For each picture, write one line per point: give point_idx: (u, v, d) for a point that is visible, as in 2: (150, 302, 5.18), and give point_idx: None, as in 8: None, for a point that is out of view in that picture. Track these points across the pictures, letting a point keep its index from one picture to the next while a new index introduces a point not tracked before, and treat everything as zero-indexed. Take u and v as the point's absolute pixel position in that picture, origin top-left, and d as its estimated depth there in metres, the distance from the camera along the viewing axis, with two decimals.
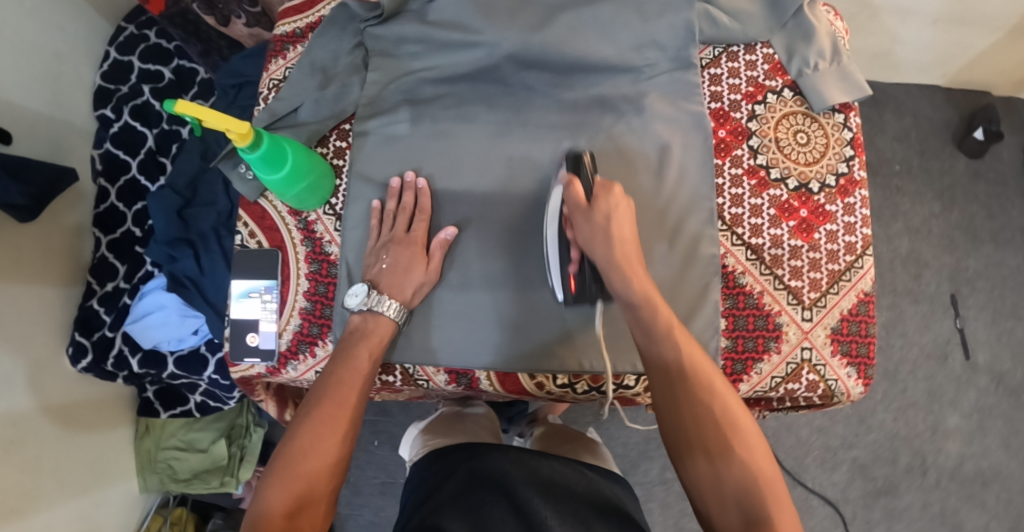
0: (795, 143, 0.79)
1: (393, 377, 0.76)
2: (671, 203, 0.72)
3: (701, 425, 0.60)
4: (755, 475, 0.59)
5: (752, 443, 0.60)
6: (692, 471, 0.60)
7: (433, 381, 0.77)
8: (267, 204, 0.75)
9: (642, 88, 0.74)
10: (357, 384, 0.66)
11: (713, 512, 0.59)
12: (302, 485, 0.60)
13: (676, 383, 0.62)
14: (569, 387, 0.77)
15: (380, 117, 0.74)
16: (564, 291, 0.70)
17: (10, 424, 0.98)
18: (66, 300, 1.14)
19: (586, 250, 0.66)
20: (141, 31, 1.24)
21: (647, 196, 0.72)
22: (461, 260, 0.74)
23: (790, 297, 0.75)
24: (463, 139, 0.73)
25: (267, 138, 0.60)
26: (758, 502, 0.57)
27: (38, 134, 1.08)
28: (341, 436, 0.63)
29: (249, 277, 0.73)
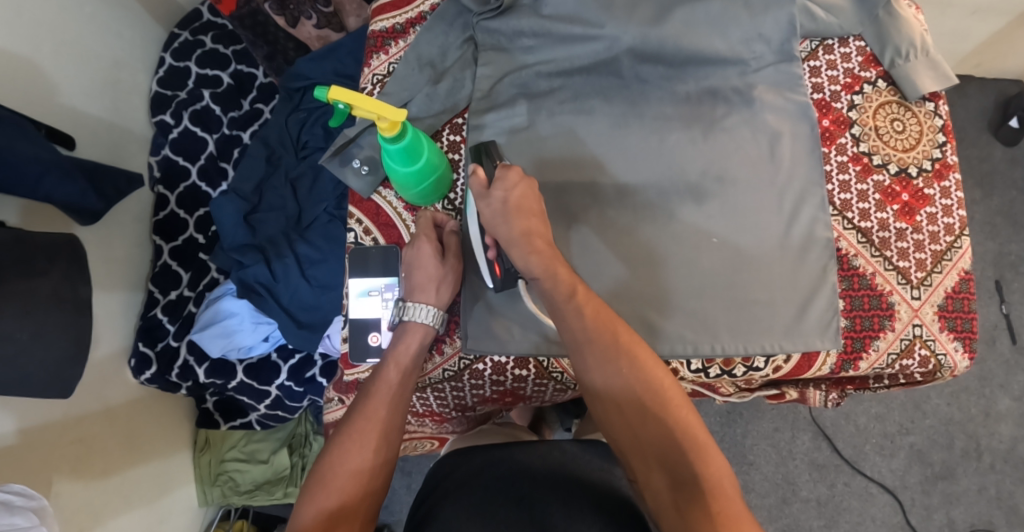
0: (893, 130, 0.80)
1: (528, 371, 0.76)
2: (788, 185, 0.75)
3: (617, 397, 0.60)
4: (678, 433, 0.58)
5: (677, 405, 0.59)
6: (619, 441, 0.60)
7: (568, 373, 0.76)
8: (381, 200, 0.76)
9: (751, 81, 0.77)
10: (388, 394, 0.65)
11: (640, 475, 0.59)
12: (332, 499, 0.59)
13: (590, 355, 0.61)
14: (701, 372, 0.75)
15: (497, 111, 0.75)
16: (491, 278, 0.71)
17: (76, 441, 0.97)
18: (128, 310, 1.12)
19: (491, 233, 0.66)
20: (197, 37, 1.24)
21: (766, 184, 0.75)
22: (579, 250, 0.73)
23: (899, 277, 0.77)
24: (582, 132, 0.75)
25: (410, 131, 0.61)
26: (684, 461, 0.57)
27: (99, 141, 1.06)
28: (372, 447, 0.62)
29: (367, 275, 0.74)
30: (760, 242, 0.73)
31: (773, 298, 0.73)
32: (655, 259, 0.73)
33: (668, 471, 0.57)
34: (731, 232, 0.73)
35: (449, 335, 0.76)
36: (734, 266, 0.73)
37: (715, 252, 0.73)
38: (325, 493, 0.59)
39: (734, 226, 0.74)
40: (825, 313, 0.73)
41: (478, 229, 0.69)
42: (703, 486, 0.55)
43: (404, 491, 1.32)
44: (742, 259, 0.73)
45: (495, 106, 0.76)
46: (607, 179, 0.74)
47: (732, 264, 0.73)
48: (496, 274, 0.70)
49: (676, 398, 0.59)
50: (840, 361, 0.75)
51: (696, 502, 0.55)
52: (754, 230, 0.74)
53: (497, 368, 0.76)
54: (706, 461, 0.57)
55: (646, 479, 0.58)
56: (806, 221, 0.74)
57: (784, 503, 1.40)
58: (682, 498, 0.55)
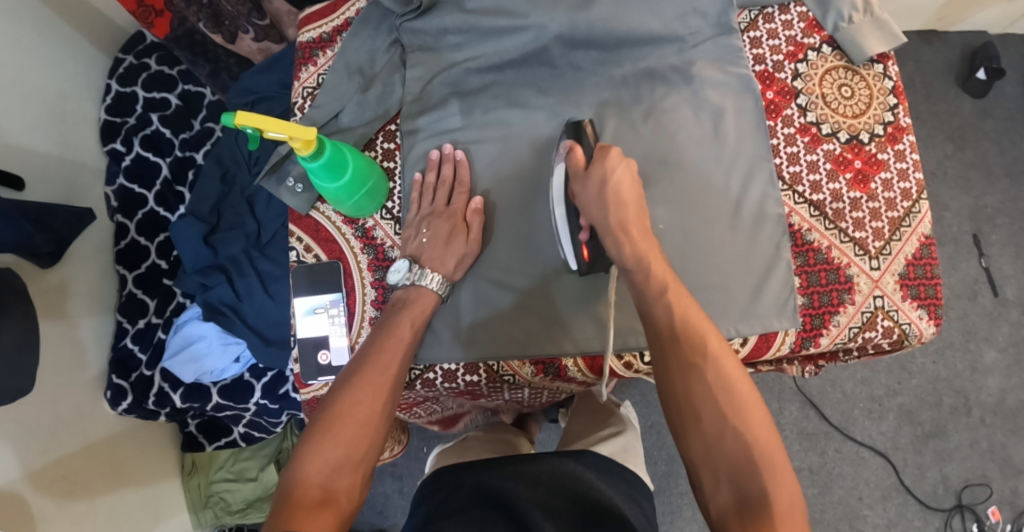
0: (840, 97, 0.78)
1: (479, 376, 0.74)
2: (734, 162, 0.73)
3: (695, 398, 0.59)
4: (753, 449, 0.56)
5: (755, 417, 0.58)
6: (689, 444, 0.58)
7: (519, 374, 0.75)
8: (320, 216, 0.74)
9: (690, 59, 0.74)
10: (400, 351, 0.65)
11: (707, 487, 0.57)
12: (340, 450, 0.57)
13: (670, 355, 0.60)
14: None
15: (430, 113, 0.74)
16: (575, 260, 0.69)
17: (59, 477, 0.97)
18: (99, 342, 1.11)
19: (587, 215, 0.66)
20: (141, 60, 1.22)
21: (714, 164, 0.73)
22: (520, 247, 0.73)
23: (857, 249, 0.74)
24: (519, 126, 0.73)
25: (328, 145, 0.59)
26: (754, 478, 0.55)
27: (52, 177, 1.05)
28: (382, 400, 0.62)
29: (312, 293, 0.72)
30: (714, 223, 0.72)
31: (729, 282, 0.72)
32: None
33: (737, 487, 0.56)
34: (677, 221, 0.72)
35: None
36: (681, 251, 0.72)
37: (664, 239, 0.72)
38: (335, 444, 0.58)
39: (684, 211, 0.72)
40: (782, 291, 0.72)
41: (568, 211, 0.68)
42: (772, 508, 0.54)
43: (396, 495, 1.33)
44: (690, 244, 0.72)
45: (428, 108, 0.75)
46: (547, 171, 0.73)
47: (681, 249, 0.72)
48: (580, 256, 0.69)
49: (762, 417, 0.58)
50: (800, 338, 0.73)
51: (763, 520, 0.54)
52: (705, 213, 0.72)
53: (449, 374, 0.74)
54: (780, 481, 0.56)
55: (712, 492, 0.57)
56: (760, 198, 0.73)
57: None
58: (748, 518, 0.54)
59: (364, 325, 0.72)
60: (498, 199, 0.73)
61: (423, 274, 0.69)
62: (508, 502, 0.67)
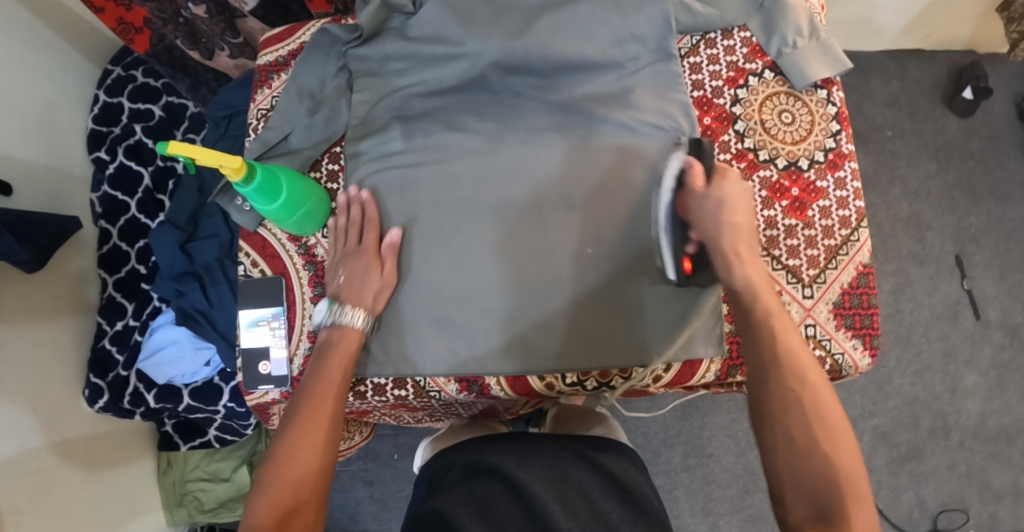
0: (780, 123, 0.79)
1: (406, 391, 0.77)
2: None
3: (790, 417, 0.62)
4: (832, 466, 0.60)
5: (842, 438, 0.61)
6: (775, 461, 0.62)
7: (445, 391, 0.77)
8: (267, 233, 0.77)
9: (628, 85, 0.77)
10: (333, 392, 0.68)
11: (788, 502, 0.61)
12: (286, 496, 0.61)
13: (771, 376, 0.64)
14: (579, 385, 0.76)
15: (373, 137, 0.78)
16: (676, 272, 0.69)
17: (36, 471, 1.01)
18: (78, 343, 1.16)
19: (700, 231, 0.68)
20: (128, 72, 1.27)
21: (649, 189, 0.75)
22: (455, 266, 0.75)
23: (790, 277, 0.75)
24: (457, 149, 0.76)
25: (261, 170, 0.62)
26: (835, 497, 0.59)
27: (38, 184, 1.10)
28: (320, 442, 0.65)
29: (256, 306, 0.75)
30: (643, 249, 0.74)
31: (655, 308, 0.73)
32: (537, 275, 0.74)
33: (815, 503, 0.59)
34: (607, 247, 0.74)
35: None
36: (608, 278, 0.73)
37: (592, 264, 0.74)
38: (280, 493, 0.61)
39: (617, 236, 0.74)
40: (709, 319, 0.73)
41: (670, 225, 0.68)
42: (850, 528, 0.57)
43: (367, 500, 1.40)
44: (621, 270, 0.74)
45: (372, 131, 0.79)
46: (481, 194, 0.75)
47: (609, 274, 0.73)
48: (681, 269, 0.69)
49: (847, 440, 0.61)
50: (726, 366, 0.75)
51: None
52: (637, 238, 0.74)
53: (377, 391, 0.77)
54: (859, 505, 0.59)
55: (790, 506, 0.61)
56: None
57: (746, 493, 1.37)
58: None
59: (303, 339, 0.75)
60: (433, 221, 0.75)
61: (347, 313, 0.71)
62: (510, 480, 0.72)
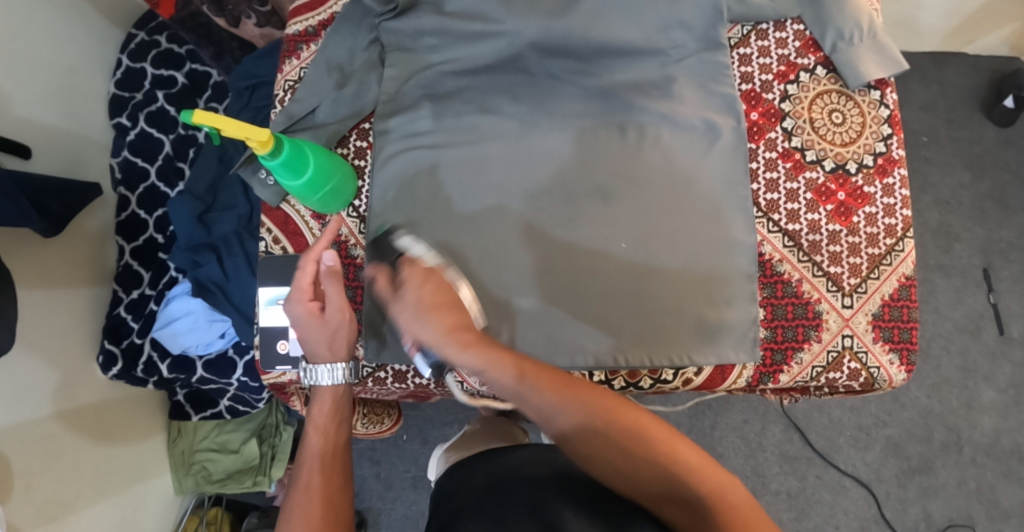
0: (830, 123, 0.76)
1: (427, 380, 0.78)
2: (710, 182, 0.72)
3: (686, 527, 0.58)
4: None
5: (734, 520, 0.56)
6: None
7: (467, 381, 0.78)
8: (290, 209, 0.76)
9: (671, 74, 0.74)
10: (319, 459, 0.66)
11: None
12: None
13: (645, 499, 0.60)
14: (604, 383, 0.75)
15: (401, 115, 0.75)
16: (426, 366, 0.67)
17: (47, 436, 1.01)
18: (94, 308, 1.15)
19: (411, 333, 0.62)
20: (152, 37, 1.24)
21: (686, 183, 0.72)
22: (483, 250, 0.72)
23: (830, 284, 0.73)
24: (492, 132, 0.74)
25: (287, 144, 0.61)
26: None
27: (58, 146, 1.08)
28: (320, 509, 0.63)
29: (275, 283, 0.74)
30: (675, 246, 0.71)
31: (682, 309, 0.71)
32: (567, 267, 0.71)
33: None
34: (637, 243, 0.71)
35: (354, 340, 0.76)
36: (641, 273, 0.71)
37: (622, 259, 0.71)
38: None
39: (649, 231, 0.72)
40: (743, 322, 0.71)
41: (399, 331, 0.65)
42: None
43: (373, 479, 1.41)
44: (655, 267, 0.71)
45: (399, 110, 0.76)
46: (513, 182, 0.73)
47: (641, 271, 0.71)
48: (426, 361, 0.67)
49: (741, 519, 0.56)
50: (758, 374, 0.73)
51: None
52: (670, 233, 0.71)
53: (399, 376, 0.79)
54: None
55: None
56: (728, 222, 0.72)
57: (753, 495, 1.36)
58: None
59: None
60: (462, 206, 0.73)
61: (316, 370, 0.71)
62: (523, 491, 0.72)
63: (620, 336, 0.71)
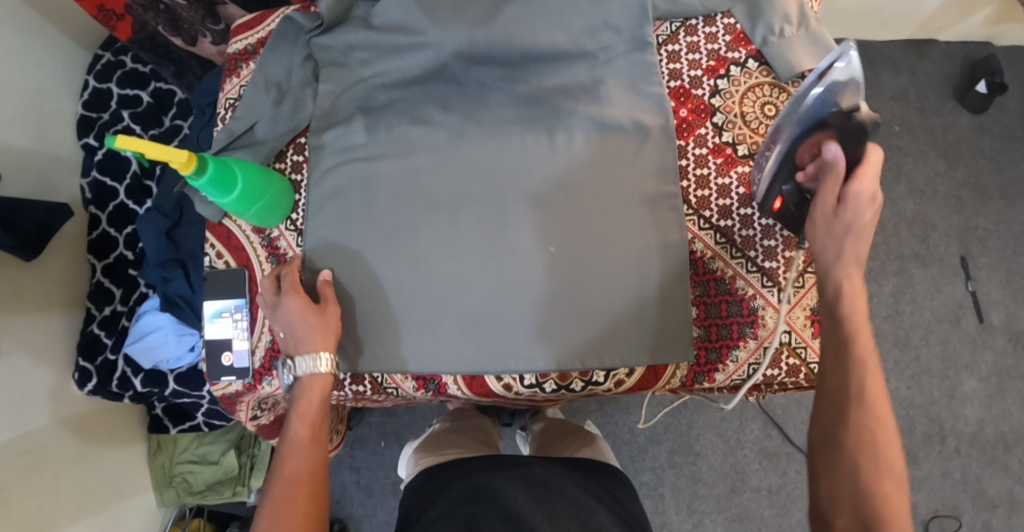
0: (763, 116, 0.77)
1: (363, 387, 0.78)
2: (639, 180, 0.73)
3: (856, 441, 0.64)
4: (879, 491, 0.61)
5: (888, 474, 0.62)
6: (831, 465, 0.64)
7: (402, 388, 0.78)
8: (232, 224, 0.76)
9: (599, 78, 0.76)
10: (301, 454, 0.67)
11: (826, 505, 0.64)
12: None
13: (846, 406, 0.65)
14: (536, 387, 0.76)
15: (336, 127, 0.76)
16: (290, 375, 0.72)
17: (25, 452, 1.03)
18: (69, 326, 1.17)
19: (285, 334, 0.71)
20: (117, 57, 1.26)
21: (618, 182, 0.73)
22: (416, 259, 0.73)
23: (765, 280, 0.74)
24: (419, 142, 0.75)
25: (213, 162, 0.61)
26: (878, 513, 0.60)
27: (28, 170, 1.11)
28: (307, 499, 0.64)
29: (217, 297, 0.75)
30: (607, 248, 0.72)
31: (616, 308, 0.72)
32: (498, 271, 0.72)
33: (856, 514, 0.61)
34: (565, 248, 0.72)
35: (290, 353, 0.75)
36: (572, 274, 0.72)
37: (553, 262, 0.72)
38: None
39: (579, 234, 0.72)
40: (675, 322, 0.72)
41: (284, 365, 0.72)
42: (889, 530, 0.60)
43: (353, 486, 1.42)
44: (587, 269, 0.72)
45: (335, 122, 0.77)
46: (443, 189, 0.74)
47: (572, 272, 0.72)
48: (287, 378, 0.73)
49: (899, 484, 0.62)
50: (693, 373, 0.75)
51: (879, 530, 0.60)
52: (599, 234, 0.72)
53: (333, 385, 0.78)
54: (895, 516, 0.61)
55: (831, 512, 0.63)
56: (656, 221, 0.73)
57: (733, 493, 1.36)
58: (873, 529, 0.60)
59: (265, 329, 0.75)
60: (393, 216, 0.74)
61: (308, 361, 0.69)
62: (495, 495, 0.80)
63: (553, 337, 0.72)
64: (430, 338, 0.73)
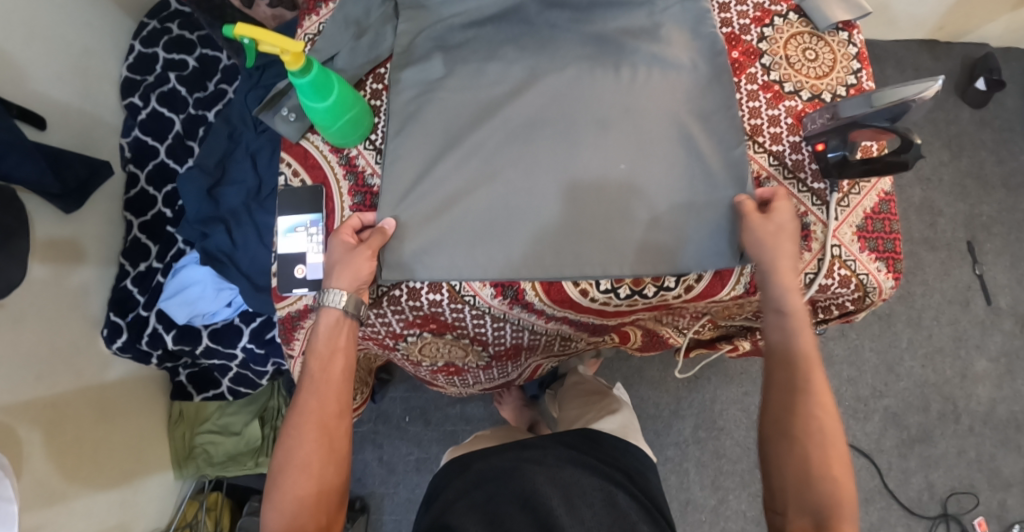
0: (804, 59, 0.84)
1: (441, 295, 0.81)
2: (698, 109, 0.78)
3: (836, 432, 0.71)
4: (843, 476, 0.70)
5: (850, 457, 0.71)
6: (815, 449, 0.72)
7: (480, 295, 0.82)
8: (309, 145, 0.88)
9: (659, 22, 0.82)
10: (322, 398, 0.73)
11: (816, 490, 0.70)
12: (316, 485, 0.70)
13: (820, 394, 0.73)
14: (612, 292, 0.81)
15: (416, 65, 0.82)
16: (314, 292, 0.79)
17: (50, 406, 1.00)
18: (100, 282, 1.16)
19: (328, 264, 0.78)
20: (164, 25, 1.29)
21: (679, 110, 0.78)
22: (492, 176, 0.78)
23: (815, 199, 0.80)
24: (492, 79, 0.82)
25: (317, 68, 0.70)
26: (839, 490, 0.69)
27: (71, 123, 1.12)
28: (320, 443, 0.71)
29: (295, 212, 0.85)
30: (670, 168, 0.77)
31: (682, 223, 0.76)
32: (568, 187, 0.77)
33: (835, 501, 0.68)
34: (633, 169, 0.77)
35: None
36: (638, 192, 0.77)
37: (620, 179, 0.77)
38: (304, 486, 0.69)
39: (646, 156, 0.77)
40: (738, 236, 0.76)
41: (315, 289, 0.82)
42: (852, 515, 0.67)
43: (376, 463, 1.40)
44: (653, 187, 0.77)
45: (414, 60, 0.83)
46: (515, 116, 0.80)
47: (639, 190, 0.77)
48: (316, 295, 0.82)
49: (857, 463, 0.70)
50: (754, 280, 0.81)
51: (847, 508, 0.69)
52: (663, 156, 0.77)
53: (415, 294, 0.81)
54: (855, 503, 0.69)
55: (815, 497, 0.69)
56: (720, 145, 0.77)
57: (756, 468, 1.36)
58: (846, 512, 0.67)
59: None
60: (468, 140, 0.79)
61: (333, 295, 0.75)
62: (520, 489, 0.76)
63: (624, 248, 0.76)
64: (505, 246, 0.77)
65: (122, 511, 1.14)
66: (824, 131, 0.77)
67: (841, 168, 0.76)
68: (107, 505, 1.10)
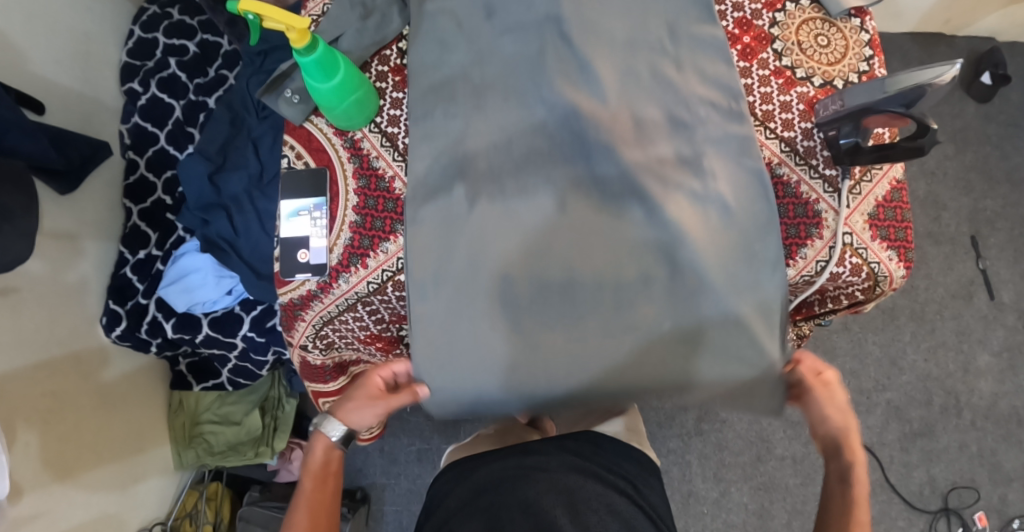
0: (816, 45, 0.88)
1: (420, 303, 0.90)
2: (706, 155, 0.85)
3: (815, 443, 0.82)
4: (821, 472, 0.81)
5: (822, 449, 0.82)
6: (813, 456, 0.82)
7: None
8: (312, 127, 0.91)
9: (686, 94, 0.86)
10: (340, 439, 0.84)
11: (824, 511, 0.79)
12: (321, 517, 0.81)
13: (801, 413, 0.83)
14: None
15: (428, 75, 0.90)
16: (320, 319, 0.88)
17: (48, 394, 0.99)
18: (100, 269, 1.15)
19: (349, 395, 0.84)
20: (164, 10, 1.27)
21: (688, 157, 0.85)
22: (515, 220, 0.84)
23: (826, 187, 0.84)
24: (515, 159, 0.86)
25: (322, 47, 0.75)
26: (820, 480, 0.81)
27: (71, 108, 1.11)
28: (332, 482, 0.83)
29: (297, 197, 0.90)
30: (682, 213, 0.83)
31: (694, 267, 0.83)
32: (586, 234, 0.84)
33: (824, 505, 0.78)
34: (666, 306, 0.83)
35: (371, 249, 0.88)
36: (650, 236, 0.83)
37: (633, 226, 0.84)
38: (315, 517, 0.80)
39: (670, 237, 0.83)
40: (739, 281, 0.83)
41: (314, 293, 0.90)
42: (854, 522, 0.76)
43: (377, 454, 1.39)
44: (664, 233, 0.83)
45: (434, 194, 0.87)
46: (535, 159, 0.86)
47: (651, 236, 0.83)
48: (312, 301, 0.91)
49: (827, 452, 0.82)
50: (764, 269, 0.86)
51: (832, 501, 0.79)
52: (674, 201, 0.84)
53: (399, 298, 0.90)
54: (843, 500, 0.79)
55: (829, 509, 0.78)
56: (739, 232, 0.83)
57: (759, 461, 1.36)
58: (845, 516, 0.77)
59: (341, 229, 0.89)
60: (491, 185, 0.86)
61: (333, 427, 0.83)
62: (520, 497, 0.74)
63: (637, 292, 0.83)
64: (528, 289, 0.84)
65: (121, 499, 1.13)
66: (839, 116, 0.79)
67: (853, 154, 0.79)
68: (106, 494, 1.09)
